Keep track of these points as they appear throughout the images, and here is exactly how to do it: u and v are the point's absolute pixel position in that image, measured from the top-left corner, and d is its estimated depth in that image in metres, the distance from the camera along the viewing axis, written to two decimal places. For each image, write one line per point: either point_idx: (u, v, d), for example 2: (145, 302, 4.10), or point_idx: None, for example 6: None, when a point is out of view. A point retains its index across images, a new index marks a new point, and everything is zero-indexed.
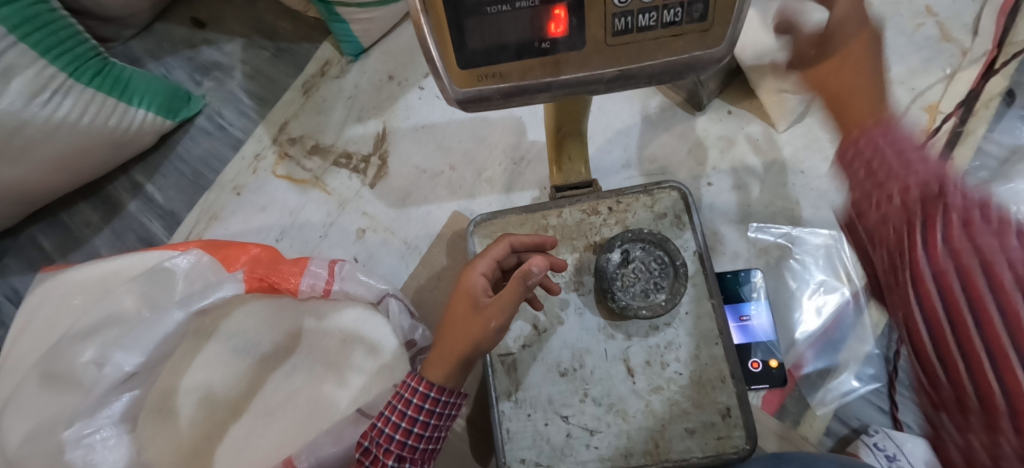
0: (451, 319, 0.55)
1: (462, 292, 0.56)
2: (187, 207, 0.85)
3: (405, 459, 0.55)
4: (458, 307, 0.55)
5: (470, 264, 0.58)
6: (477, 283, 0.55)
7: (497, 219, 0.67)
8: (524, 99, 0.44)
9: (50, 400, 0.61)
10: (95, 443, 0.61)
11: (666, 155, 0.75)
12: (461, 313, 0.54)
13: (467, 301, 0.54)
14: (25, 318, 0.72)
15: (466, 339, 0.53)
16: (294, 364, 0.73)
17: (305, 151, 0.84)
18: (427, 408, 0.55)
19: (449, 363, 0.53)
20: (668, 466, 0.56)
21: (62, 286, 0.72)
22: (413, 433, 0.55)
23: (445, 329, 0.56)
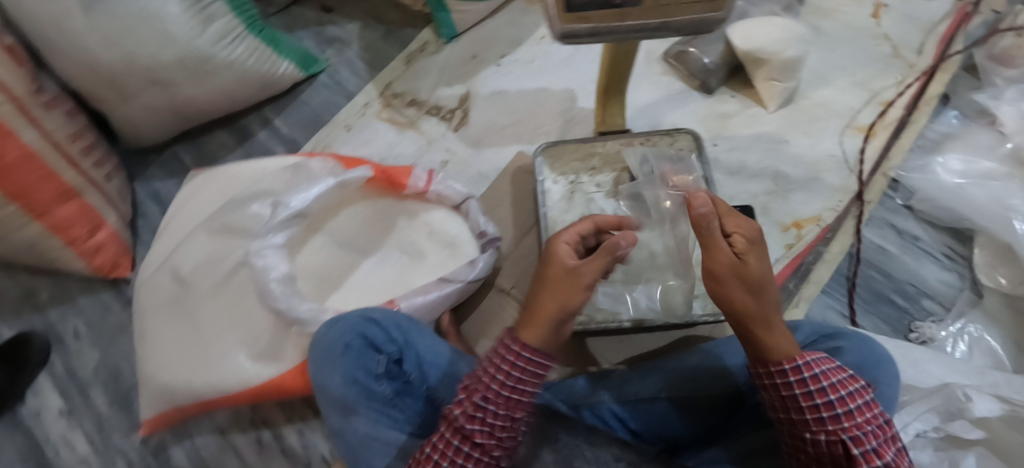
0: (542, 288, 0.59)
1: (548, 265, 0.61)
2: (307, 137, 1.09)
3: (489, 403, 0.55)
4: (544, 276, 0.60)
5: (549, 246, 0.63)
6: (563, 252, 0.61)
7: (557, 146, 0.88)
8: (600, 37, 0.66)
9: (217, 240, 0.85)
10: (265, 256, 0.80)
11: (681, 124, 0.96)
12: (555, 276, 0.58)
13: (551, 262, 0.60)
14: (185, 198, 0.96)
15: (569, 292, 0.57)
16: (383, 254, 0.92)
17: (404, 103, 1.08)
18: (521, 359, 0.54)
19: (544, 318, 0.56)
20: (677, 319, 0.76)
21: (212, 178, 0.96)
22: (499, 381, 0.55)
23: (534, 296, 0.59)
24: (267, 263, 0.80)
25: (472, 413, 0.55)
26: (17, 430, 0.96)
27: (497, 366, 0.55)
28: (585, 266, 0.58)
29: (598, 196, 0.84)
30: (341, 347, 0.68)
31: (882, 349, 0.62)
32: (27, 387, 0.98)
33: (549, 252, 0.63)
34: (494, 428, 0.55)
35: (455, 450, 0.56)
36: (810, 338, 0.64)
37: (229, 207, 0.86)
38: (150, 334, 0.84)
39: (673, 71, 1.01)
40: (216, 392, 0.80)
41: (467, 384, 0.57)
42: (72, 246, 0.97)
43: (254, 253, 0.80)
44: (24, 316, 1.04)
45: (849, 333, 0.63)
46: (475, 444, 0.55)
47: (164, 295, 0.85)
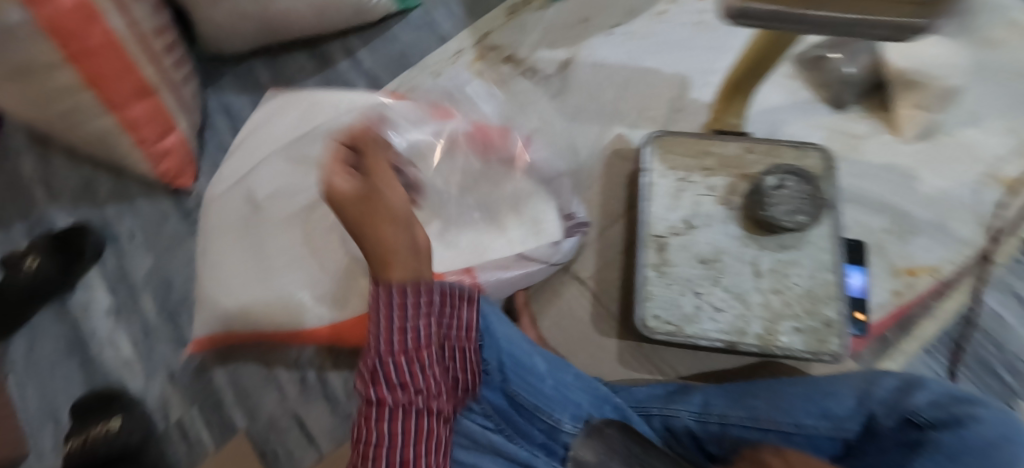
0: (343, 217, 0.52)
1: (334, 192, 0.53)
2: (390, 76, 1.02)
3: (402, 359, 0.48)
4: (335, 209, 0.53)
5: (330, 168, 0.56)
6: (337, 178, 0.54)
7: (669, 136, 0.80)
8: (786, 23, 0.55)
9: (296, 170, 0.82)
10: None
11: (802, 137, 0.88)
12: (352, 199, 0.52)
13: (334, 187, 0.53)
14: (263, 117, 0.93)
15: (370, 216, 0.51)
16: (456, 217, 0.85)
17: (500, 58, 0.99)
18: (416, 298, 0.49)
19: (393, 248, 0.50)
20: (775, 351, 0.70)
21: (293, 101, 0.92)
22: (405, 331, 0.48)
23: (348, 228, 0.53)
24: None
25: (390, 381, 0.47)
26: (65, 318, 0.97)
27: (400, 321, 0.48)
28: (388, 192, 0.54)
29: (708, 199, 0.76)
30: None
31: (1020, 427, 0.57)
32: (78, 280, 0.98)
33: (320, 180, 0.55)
34: (418, 383, 0.48)
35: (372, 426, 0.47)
36: (939, 400, 0.59)
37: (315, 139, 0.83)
38: (216, 255, 0.82)
39: (801, 78, 0.92)
40: (279, 329, 0.80)
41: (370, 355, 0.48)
42: (141, 147, 0.94)
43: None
44: (82, 207, 1.02)
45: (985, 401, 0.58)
46: (389, 405, 0.47)
47: (232, 218, 0.82)
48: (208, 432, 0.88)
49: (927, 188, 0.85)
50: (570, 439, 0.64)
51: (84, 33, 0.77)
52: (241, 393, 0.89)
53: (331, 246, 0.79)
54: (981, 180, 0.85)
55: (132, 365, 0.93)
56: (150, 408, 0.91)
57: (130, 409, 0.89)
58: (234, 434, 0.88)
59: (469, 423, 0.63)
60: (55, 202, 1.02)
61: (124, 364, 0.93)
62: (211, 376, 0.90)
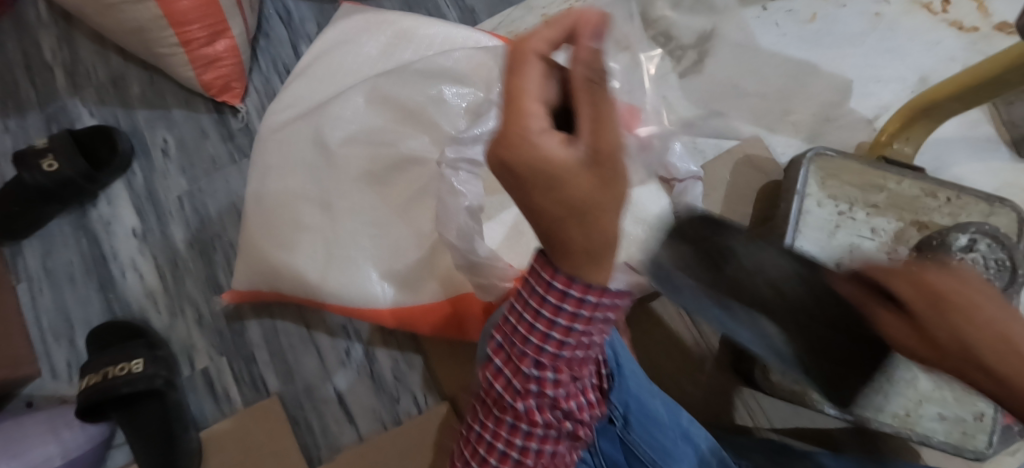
0: (535, 201, 0.29)
1: (522, 156, 0.28)
2: (489, 11, 0.84)
3: (545, 370, 0.40)
4: (514, 183, 0.29)
5: (514, 96, 0.29)
6: (537, 126, 0.28)
7: (837, 157, 0.65)
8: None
9: (379, 117, 0.67)
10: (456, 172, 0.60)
11: (971, 181, 0.74)
12: (572, 174, 0.27)
13: (518, 141, 0.28)
14: (339, 37, 0.76)
15: (592, 200, 0.28)
16: None
17: None
18: (580, 316, 0.36)
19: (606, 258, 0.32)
20: (911, 435, 0.61)
21: (377, 22, 0.75)
22: (550, 344, 0.38)
23: (537, 214, 0.29)
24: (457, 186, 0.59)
25: (522, 389, 0.41)
26: (83, 229, 0.86)
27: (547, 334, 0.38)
28: (621, 145, 0.28)
29: (868, 244, 0.64)
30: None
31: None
32: (102, 190, 0.86)
33: (511, 110, 0.29)
34: (557, 401, 0.42)
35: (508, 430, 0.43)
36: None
37: (408, 80, 0.67)
38: (270, 204, 0.69)
39: (986, 108, 0.76)
40: (333, 302, 0.68)
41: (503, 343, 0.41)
42: (188, 49, 0.78)
43: (445, 168, 0.59)
44: (111, 104, 0.87)
45: None
46: (537, 421, 0.42)
47: (294, 163, 0.68)
48: (236, 389, 0.79)
49: None
50: None
51: None
52: (277, 352, 0.79)
53: (411, 219, 0.66)
54: None
55: (157, 297, 0.82)
56: (175, 350, 0.80)
57: (153, 350, 0.78)
58: (265, 396, 0.78)
59: None
60: (80, 93, 0.88)
61: (148, 295, 0.82)
62: (244, 327, 0.80)
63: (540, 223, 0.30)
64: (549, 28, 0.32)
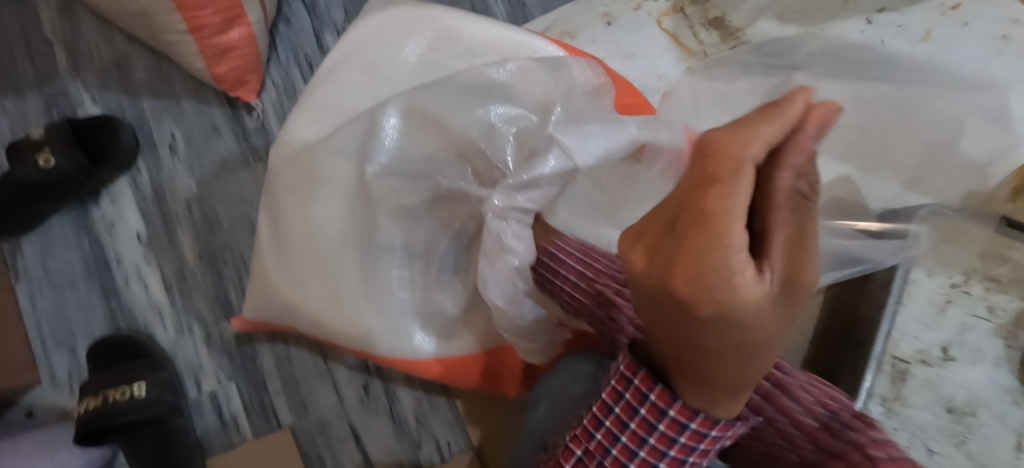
0: (702, 338, 0.26)
1: (711, 298, 0.23)
2: (543, 6, 0.73)
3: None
4: (676, 316, 0.26)
5: (710, 223, 0.22)
6: (744, 270, 0.22)
7: (954, 221, 0.55)
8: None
9: (418, 139, 0.58)
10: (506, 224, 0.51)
11: None
12: (761, 316, 0.25)
13: (711, 281, 0.23)
14: (371, 34, 0.65)
15: (766, 341, 0.26)
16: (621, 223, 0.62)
17: (703, 20, 0.70)
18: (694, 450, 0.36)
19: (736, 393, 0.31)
20: None
21: (418, 18, 0.64)
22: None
23: (696, 346, 0.27)
24: (504, 241, 0.50)
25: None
26: (86, 229, 0.78)
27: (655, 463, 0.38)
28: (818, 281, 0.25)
29: (981, 326, 0.54)
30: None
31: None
32: (106, 187, 0.78)
33: (698, 233, 0.23)
34: None
35: None
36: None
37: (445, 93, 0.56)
38: (289, 232, 0.61)
39: None
40: (353, 346, 0.61)
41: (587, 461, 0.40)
42: (199, 38, 0.68)
43: (492, 219, 0.50)
44: (116, 90, 0.78)
45: None
46: None
47: (317, 189, 0.60)
48: (245, 418, 0.73)
49: None
50: None
51: None
52: (291, 380, 0.73)
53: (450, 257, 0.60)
54: None
55: (164, 311, 0.76)
56: (181, 371, 0.74)
57: (156, 371, 0.72)
58: (276, 428, 0.72)
59: None
60: (82, 75, 0.79)
61: (153, 308, 0.76)
62: (256, 351, 0.73)
63: (692, 348, 0.27)
64: (778, 122, 0.23)
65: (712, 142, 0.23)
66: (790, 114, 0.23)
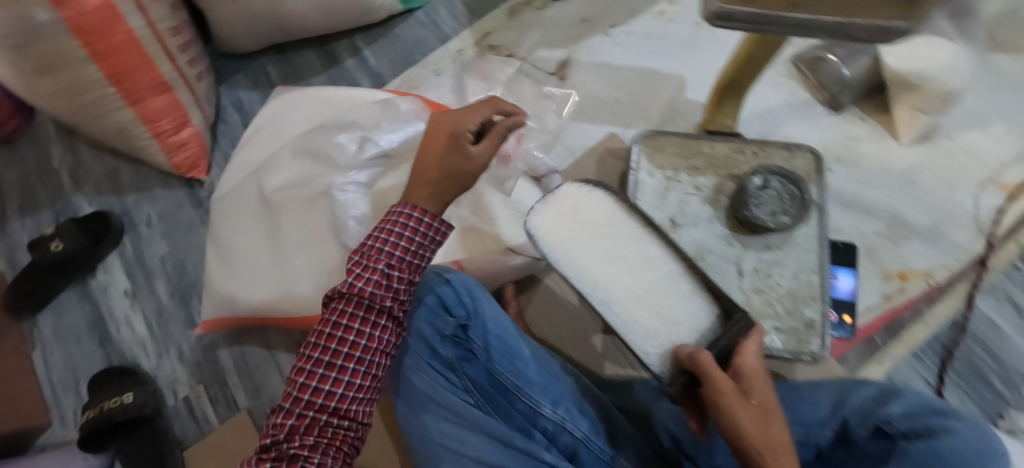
0: (449, 163, 0.61)
1: (454, 157, 0.61)
2: (394, 73, 1.06)
3: (393, 270, 0.58)
4: (439, 154, 0.62)
5: (451, 132, 0.62)
6: (468, 146, 0.61)
7: (660, 137, 0.81)
8: (760, 29, 0.59)
9: (302, 162, 0.83)
10: (346, 192, 0.78)
11: (797, 139, 0.87)
12: (461, 166, 0.61)
13: (454, 146, 0.61)
14: (272, 113, 0.93)
15: (467, 174, 0.61)
16: (644, 275, 0.61)
17: (499, 58, 1.02)
18: (410, 227, 0.59)
19: (440, 186, 0.60)
20: None
21: (303, 98, 0.92)
22: (397, 249, 0.58)
23: (438, 168, 0.61)
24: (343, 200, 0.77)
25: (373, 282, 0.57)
26: (86, 296, 1.02)
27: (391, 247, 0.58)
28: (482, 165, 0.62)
29: (694, 199, 0.77)
30: (416, 301, 0.68)
31: (999, 444, 0.53)
32: (101, 261, 1.03)
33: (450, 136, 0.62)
34: (396, 295, 0.58)
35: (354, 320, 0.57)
36: (913, 410, 0.56)
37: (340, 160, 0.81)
38: (226, 245, 0.85)
39: (798, 78, 0.91)
40: (278, 314, 0.83)
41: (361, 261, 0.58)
42: (157, 137, 0.97)
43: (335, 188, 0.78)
44: (103, 194, 1.06)
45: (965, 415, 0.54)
46: (381, 314, 0.58)
47: (244, 209, 0.85)
48: (213, 411, 0.92)
49: (926, 190, 0.83)
50: (547, 421, 0.65)
51: (106, 30, 0.82)
52: (246, 372, 0.93)
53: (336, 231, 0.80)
54: (977, 187, 0.82)
55: (147, 343, 0.97)
56: (161, 385, 0.95)
57: (141, 386, 0.91)
58: (237, 411, 0.92)
59: (450, 396, 0.65)
60: (79, 188, 1.07)
61: (138, 343, 0.98)
62: (217, 356, 0.95)
63: (431, 165, 0.61)
64: (482, 107, 0.63)
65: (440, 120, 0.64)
66: (484, 108, 0.63)
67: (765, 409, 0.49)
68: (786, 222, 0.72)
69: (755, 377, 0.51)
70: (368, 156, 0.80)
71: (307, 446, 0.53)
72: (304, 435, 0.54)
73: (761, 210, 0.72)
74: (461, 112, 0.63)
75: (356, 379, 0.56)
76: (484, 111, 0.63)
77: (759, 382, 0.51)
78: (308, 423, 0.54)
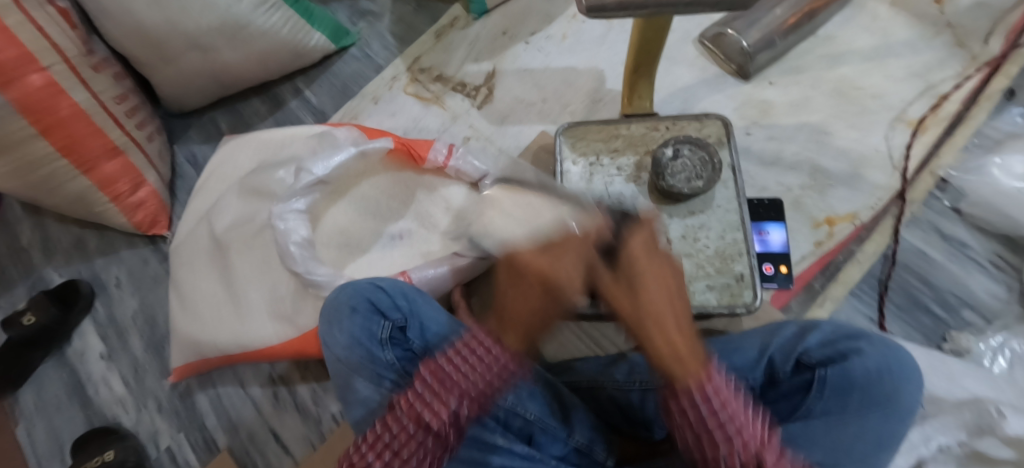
0: (531, 301, 0.65)
1: (550, 296, 0.65)
2: (335, 108, 1.11)
3: (461, 403, 0.60)
4: (535, 290, 0.65)
5: (542, 274, 0.65)
6: (572, 287, 0.64)
7: (580, 126, 0.85)
8: (625, 13, 0.64)
9: (250, 202, 0.88)
10: (286, 220, 0.84)
11: (715, 109, 0.91)
12: (545, 304, 0.65)
13: (548, 281, 0.65)
14: (217, 162, 0.97)
15: (550, 309, 0.66)
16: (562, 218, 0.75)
17: (430, 78, 1.07)
18: (488, 361, 0.61)
19: (524, 326, 0.64)
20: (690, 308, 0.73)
21: (244, 144, 0.96)
22: (470, 380, 0.60)
23: (527, 310, 0.65)
24: (285, 226, 0.83)
25: (439, 406, 0.59)
26: (64, 364, 1.04)
27: (468, 378, 0.60)
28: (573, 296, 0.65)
29: (618, 179, 0.82)
30: (347, 309, 0.69)
31: (904, 357, 0.59)
32: (74, 329, 1.06)
33: (536, 279, 0.66)
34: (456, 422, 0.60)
35: (408, 433, 0.58)
36: (828, 338, 0.61)
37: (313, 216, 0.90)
38: (187, 291, 0.89)
39: (709, 55, 0.95)
40: (241, 349, 0.86)
41: (436, 379, 0.60)
42: (115, 201, 1.02)
43: (276, 216, 0.83)
44: (72, 263, 1.10)
45: (871, 336, 0.60)
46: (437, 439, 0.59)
47: (202, 255, 0.90)
48: (195, 455, 0.95)
49: (840, 138, 0.87)
50: (497, 409, 0.69)
51: (52, 106, 0.88)
52: (223, 413, 0.96)
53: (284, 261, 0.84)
54: (887, 127, 0.86)
55: (126, 400, 1.00)
56: (142, 439, 0.97)
57: (123, 440, 0.94)
58: (218, 451, 0.94)
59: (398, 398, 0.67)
60: (49, 262, 1.11)
61: (118, 401, 1.00)
62: (195, 401, 0.98)
63: (518, 311, 0.65)
64: (580, 246, 0.66)
65: (534, 261, 0.67)
66: (583, 242, 0.67)
67: (658, 289, 0.60)
68: (700, 184, 0.75)
69: (651, 267, 0.62)
70: (306, 184, 0.85)
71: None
72: None
73: (675, 178, 0.76)
74: (556, 258, 0.66)
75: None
76: (579, 242, 0.66)
77: (654, 273, 0.62)
78: None
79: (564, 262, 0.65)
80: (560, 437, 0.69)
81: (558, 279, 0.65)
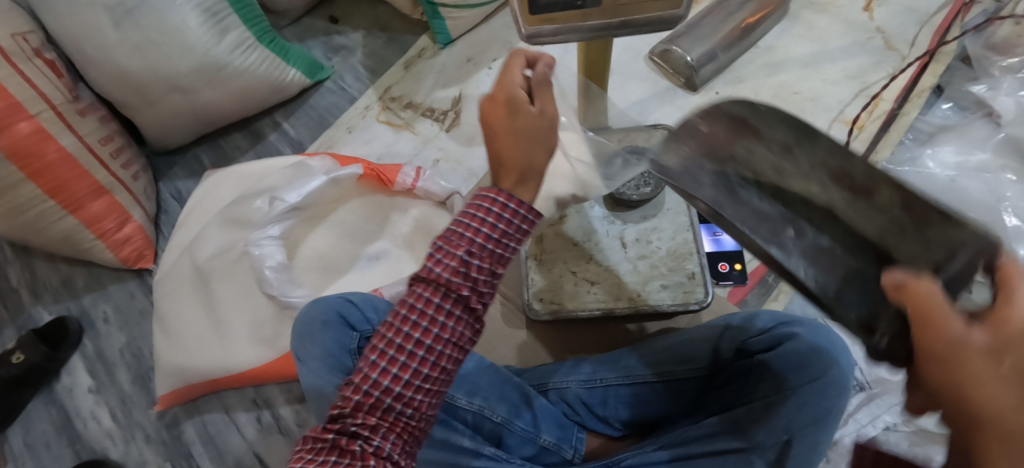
0: (505, 141, 0.54)
1: (510, 122, 0.54)
2: (312, 138, 1.17)
3: (474, 258, 0.50)
4: (495, 128, 0.55)
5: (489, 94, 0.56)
6: (520, 97, 0.55)
7: None
8: (569, 39, 0.61)
9: (229, 231, 0.93)
10: (262, 246, 0.89)
11: (667, 120, 0.97)
12: (523, 129, 0.54)
13: (506, 109, 0.55)
14: (199, 196, 1.01)
15: (526, 137, 0.54)
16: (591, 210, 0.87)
17: (401, 106, 1.12)
18: (495, 217, 0.50)
19: (520, 163, 0.53)
20: (647, 307, 0.78)
21: (225, 178, 1.01)
22: (479, 236, 0.50)
23: (502, 141, 0.55)
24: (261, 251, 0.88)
25: (451, 270, 0.50)
26: (52, 402, 1.07)
27: (472, 235, 0.50)
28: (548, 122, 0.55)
29: None
30: (319, 324, 0.73)
31: (834, 338, 0.65)
32: (63, 366, 1.08)
33: (491, 106, 0.56)
34: (474, 287, 0.51)
35: (431, 310, 0.50)
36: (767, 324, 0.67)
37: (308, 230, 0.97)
38: (170, 319, 0.93)
39: (659, 70, 1.01)
40: (223, 372, 0.89)
41: (442, 248, 0.51)
42: (102, 238, 1.06)
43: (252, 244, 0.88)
44: (61, 302, 1.14)
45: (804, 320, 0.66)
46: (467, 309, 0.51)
47: (184, 285, 0.93)
48: None
49: None
50: (465, 411, 0.72)
51: (39, 151, 0.93)
52: (209, 440, 0.99)
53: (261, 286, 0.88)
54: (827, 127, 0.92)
55: (114, 432, 1.03)
56: None
57: None
58: None
59: None
60: (40, 302, 1.14)
61: (106, 434, 1.03)
62: (181, 429, 1.00)
63: (500, 150, 0.54)
64: (520, 58, 0.58)
65: (490, 95, 0.56)
66: (518, 58, 0.58)
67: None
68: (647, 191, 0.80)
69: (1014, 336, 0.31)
70: (280, 211, 0.90)
71: (369, 427, 0.50)
72: (367, 413, 0.50)
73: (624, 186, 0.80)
74: (501, 77, 0.57)
75: (422, 371, 0.51)
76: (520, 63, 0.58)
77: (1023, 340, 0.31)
78: (371, 404, 0.50)
79: (513, 85, 0.56)
80: (529, 435, 0.71)
81: (512, 98, 0.55)
